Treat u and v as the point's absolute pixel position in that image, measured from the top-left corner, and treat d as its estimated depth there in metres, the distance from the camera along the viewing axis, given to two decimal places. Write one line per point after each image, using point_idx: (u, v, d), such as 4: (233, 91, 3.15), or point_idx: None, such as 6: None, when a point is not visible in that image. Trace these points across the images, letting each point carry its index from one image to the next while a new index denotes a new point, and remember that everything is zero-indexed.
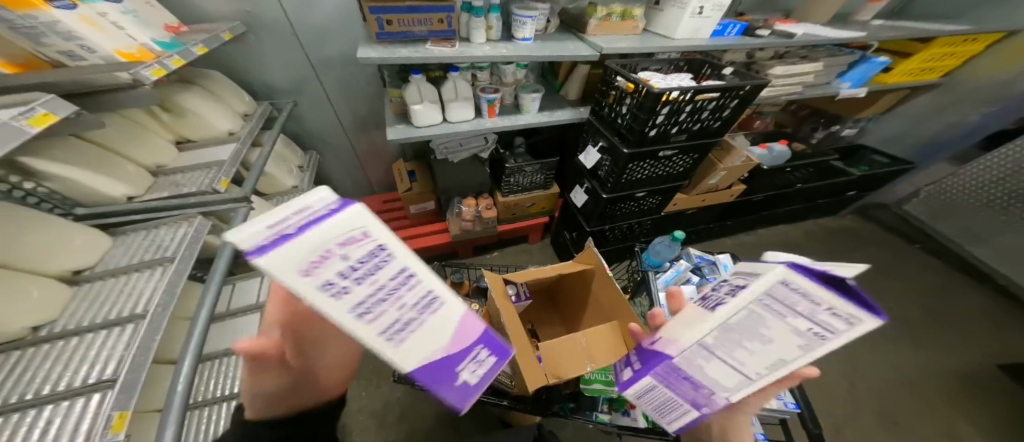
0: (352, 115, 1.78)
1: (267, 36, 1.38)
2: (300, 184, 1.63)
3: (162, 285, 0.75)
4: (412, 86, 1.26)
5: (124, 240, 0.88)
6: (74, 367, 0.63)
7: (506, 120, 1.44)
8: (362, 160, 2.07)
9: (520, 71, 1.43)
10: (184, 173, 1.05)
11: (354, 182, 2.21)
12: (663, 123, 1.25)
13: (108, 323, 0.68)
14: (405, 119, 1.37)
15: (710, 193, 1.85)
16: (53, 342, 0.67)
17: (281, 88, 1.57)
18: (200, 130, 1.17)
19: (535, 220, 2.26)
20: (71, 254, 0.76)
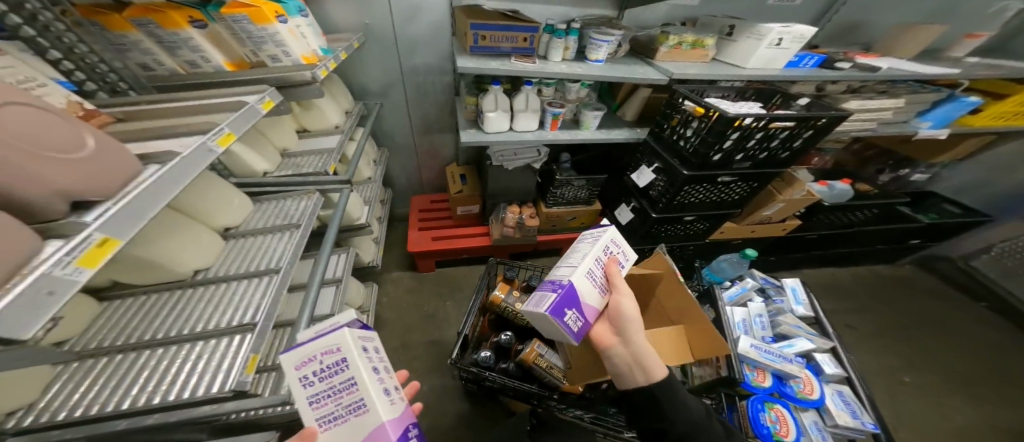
0: (421, 119, 1.96)
1: (374, 45, 1.58)
2: (374, 176, 1.80)
3: (292, 247, 0.88)
4: (488, 97, 1.38)
5: (261, 206, 1.02)
6: (225, 310, 0.76)
7: (567, 134, 1.54)
8: (421, 160, 2.23)
9: (582, 89, 1.54)
10: (303, 157, 1.22)
11: (409, 181, 2.37)
12: (729, 148, 1.29)
13: (248, 274, 0.81)
14: (475, 125, 1.51)
15: (761, 225, 1.83)
16: (208, 285, 0.80)
17: (372, 90, 1.75)
18: (317, 122, 1.36)
19: (573, 234, 2.32)
20: (229, 212, 0.90)
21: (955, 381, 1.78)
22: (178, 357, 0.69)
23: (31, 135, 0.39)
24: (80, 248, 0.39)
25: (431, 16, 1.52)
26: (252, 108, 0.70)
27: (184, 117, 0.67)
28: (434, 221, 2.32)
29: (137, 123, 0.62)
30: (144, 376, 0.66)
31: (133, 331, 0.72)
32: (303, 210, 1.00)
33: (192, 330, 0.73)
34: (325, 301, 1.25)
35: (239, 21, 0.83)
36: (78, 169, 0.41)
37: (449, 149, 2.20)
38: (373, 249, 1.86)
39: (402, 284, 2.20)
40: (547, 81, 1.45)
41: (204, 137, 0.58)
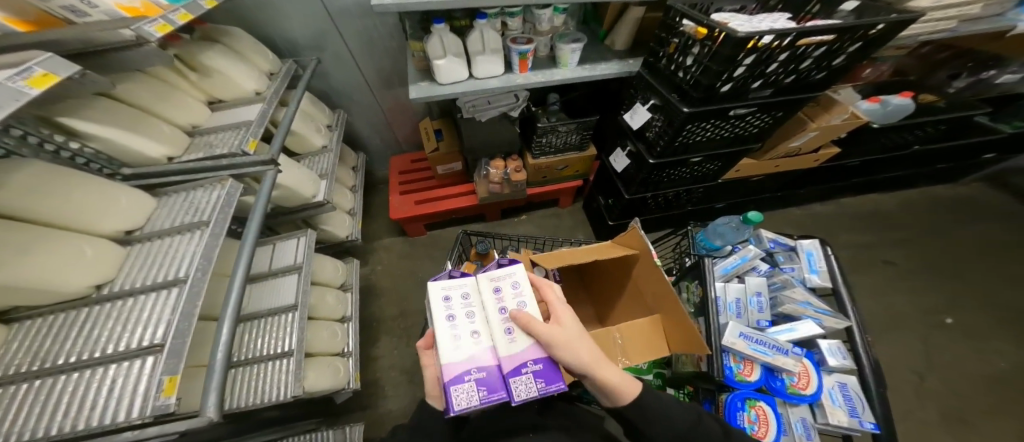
0: (376, 71, 1.69)
1: None
2: (329, 144, 1.62)
3: (200, 250, 0.76)
4: (430, 41, 1.13)
5: (167, 201, 0.89)
6: (129, 330, 0.66)
7: (540, 76, 1.27)
8: (389, 118, 1.98)
9: (557, 16, 1.21)
10: (217, 134, 1.06)
11: (382, 141, 2.16)
12: (742, 76, 1.01)
13: (154, 286, 0.71)
14: (428, 75, 1.26)
15: (787, 158, 1.58)
16: (114, 301, 0.71)
17: (303, 43, 1.50)
18: (229, 89, 1.18)
19: (565, 183, 2.12)
20: (117, 214, 0.78)
21: (1001, 318, 1.70)
22: (92, 383, 0.63)
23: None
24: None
25: None
26: (6, 87, 0.51)
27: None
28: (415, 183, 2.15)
29: None
30: (64, 404, 0.61)
31: (44, 355, 0.64)
32: (214, 196, 0.89)
33: (98, 354, 0.65)
34: (286, 289, 1.16)
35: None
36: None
37: (417, 103, 1.94)
38: (350, 222, 1.73)
39: (395, 249, 2.14)
40: (511, 9, 1.14)
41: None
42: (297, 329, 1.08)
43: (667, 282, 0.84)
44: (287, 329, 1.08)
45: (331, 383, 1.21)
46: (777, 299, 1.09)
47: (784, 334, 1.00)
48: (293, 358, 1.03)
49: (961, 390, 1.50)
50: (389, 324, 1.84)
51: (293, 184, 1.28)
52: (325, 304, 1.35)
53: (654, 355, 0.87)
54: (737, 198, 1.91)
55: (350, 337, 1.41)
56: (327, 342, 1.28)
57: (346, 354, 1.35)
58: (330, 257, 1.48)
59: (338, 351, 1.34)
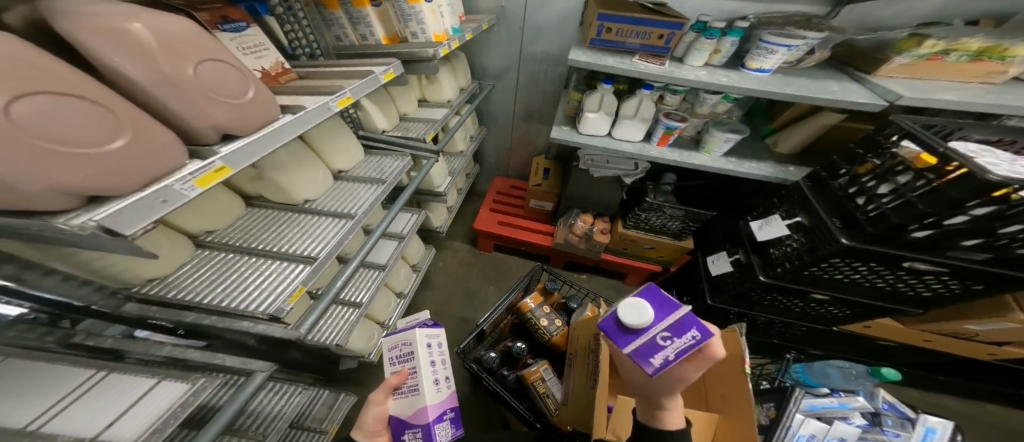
0: (526, 105, 1.94)
1: (502, 32, 1.65)
2: (465, 151, 1.87)
3: (374, 196, 0.99)
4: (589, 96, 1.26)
5: (370, 160, 1.18)
6: (301, 240, 0.85)
7: (676, 154, 1.30)
8: (515, 147, 2.22)
9: (723, 104, 1.24)
10: (412, 122, 1.44)
11: (497, 162, 2.39)
12: (956, 228, 0.86)
13: (335, 214, 0.92)
14: (573, 122, 1.42)
15: (946, 337, 1.28)
16: (306, 215, 0.93)
17: (488, 72, 1.83)
18: (437, 96, 1.54)
19: (645, 264, 2.02)
20: (346, 158, 1.08)
21: None
22: (259, 270, 0.79)
23: (43, 125, 0.36)
24: (203, 171, 0.51)
25: (563, 4, 1.48)
26: (374, 77, 0.89)
27: (335, 80, 0.87)
28: (506, 205, 2.29)
29: (311, 81, 0.83)
30: (231, 279, 0.76)
31: (246, 237, 0.85)
32: (389, 166, 1.18)
33: (276, 249, 0.82)
34: (383, 251, 1.32)
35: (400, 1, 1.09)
36: (99, 168, 0.40)
37: (541, 142, 2.14)
38: (444, 216, 1.89)
39: (460, 254, 2.24)
40: (676, 87, 1.21)
41: (329, 98, 0.75)
42: (374, 288, 1.20)
43: (750, 390, 0.71)
44: (368, 284, 1.21)
45: (361, 347, 1.26)
46: None
47: None
48: (358, 311, 1.12)
49: None
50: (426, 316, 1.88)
51: (434, 173, 1.56)
52: (397, 276, 1.45)
53: None
54: (852, 356, 1.59)
55: (396, 313, 1.46)
56: (380, 309, 1.35)
57: (386, 325, 1.40)
58: (419, 240, 1.62)
59: (382, 321, 1.40)
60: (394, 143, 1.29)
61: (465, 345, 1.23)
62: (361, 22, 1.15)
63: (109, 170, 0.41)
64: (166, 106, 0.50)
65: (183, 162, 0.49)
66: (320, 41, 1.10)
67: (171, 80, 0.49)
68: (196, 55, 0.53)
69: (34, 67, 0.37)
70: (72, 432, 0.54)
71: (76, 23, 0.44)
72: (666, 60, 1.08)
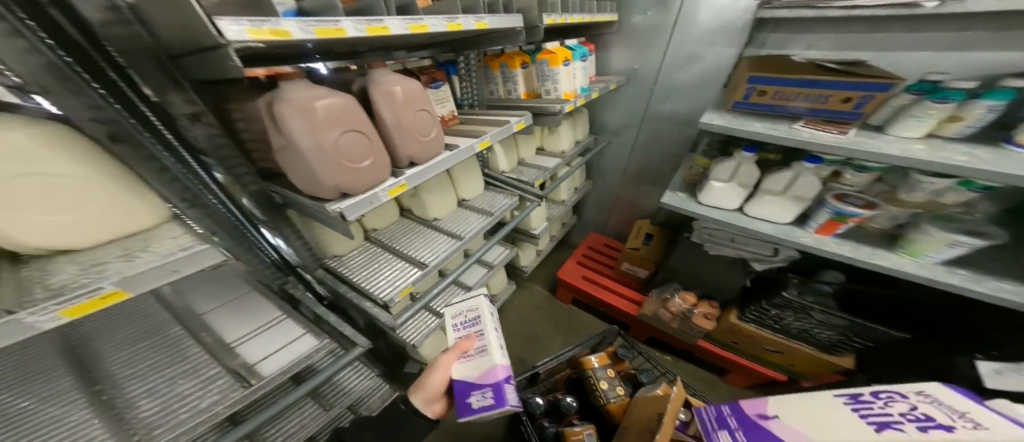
0: (640, 164, 1.90)
1: (630, 90, 1.71)
2: (566, 200, 1.88)
3: (480, 228, 1.16)
4: (716, 165, 1.12)
5: (486, 194, 1.33)
6: (423, 249, 1.07)
7: (850, 250, 1.00)
8: (619, 205, 2.13)
9: (967, 192, 0.86)
10: (525, 167, 1.51)
11: (595, 218, 2.31)
12: None
13: (450, 234, 1.12)
14: (692, 190, 1.27)
15: None
16: (431, 229, 1.15)
17: (607, 129, 1.90)
18: (554, 146, 1.60)
19: (765, 370, 1.53)
20: (471, 189, 1.28)
21: None
22: (391, 263, 1.02)
23: (344, 150, 0.58)
24: (392, 185, 0.66)
25: (705, 65, 1.46)
26: (508, 123, 0.97)
27: (481, 123, 1.02)
28: (595, 261, 2.13)
29: (466, 125, 1.00)
30: (372, 265, 1.00)
31: (391, 237, 1.11)
32: (497, 201, 1.28)
33: (405, 252, 1.05)
34: (473, 275, 1.36)
35: (542, 65, 1.24)
36: (350, 175, 0.60)
37: (651, 204, 1.98)
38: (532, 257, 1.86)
39: (536, 302, 2.12)
40: (863, 164, 0.94)
41: (474, 139, 0.84)
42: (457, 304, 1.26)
43: None
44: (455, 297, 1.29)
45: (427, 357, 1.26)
46: None
47: None
48: (439, 321, 1.15)
49: None
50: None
51: (535, 215, 1.59)
52: None
53: None
54: None
55: None
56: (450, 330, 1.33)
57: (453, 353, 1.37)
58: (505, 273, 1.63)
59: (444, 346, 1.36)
60: (509, 184, 1.37)
61: (516, 382, 1.12)
62: (509, 80, 1.32)
63: (354, 178, 0.61)
64: (391, 141, 0.68)
65: (385, 177, 0.66)
66: (479, 95, 1.32)
67: (400, 125, 0.67)
68: (420, 106, 0.71)
69: (354, 115, 0.59)
70: (249, 356, 0.79)
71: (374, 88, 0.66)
72: (852, 129, 0.92)
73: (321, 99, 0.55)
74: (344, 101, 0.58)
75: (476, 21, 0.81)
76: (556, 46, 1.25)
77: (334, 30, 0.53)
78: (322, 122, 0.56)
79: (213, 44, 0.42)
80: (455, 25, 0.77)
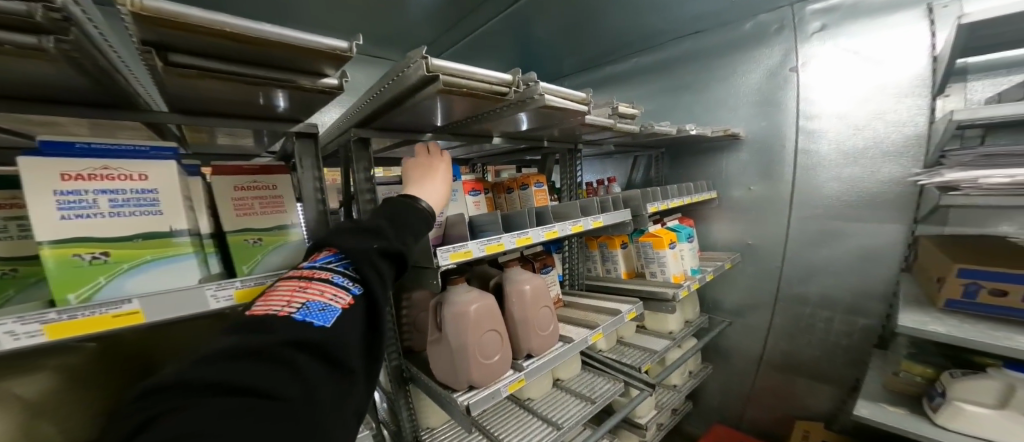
0: (783, 353, 1.58)
1: (751, 263, 1.66)
2: (679, 386, 1.51)
3: (581, 414, 0.95)
4: (961, 382, 0.86)
5: (584, 373, 1.16)
6: (516, 434, 0.91)
7: None
8: (758, 398, 1.66)
9: None
10: (627, 349, 1.31)
11: (722, 410, 1.77)
12: None
13: (546, 420, 0.94)
14: (918, 414, 0.93)
15: None
16: (524, 410, 1.01)
17: (725, 307, 1.75)
18: (659, 322, 1.42)
19: None
20: (569, 367, 1.15)
21: None
22: None
23: (480, 346, 0.74)
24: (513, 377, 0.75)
25: (853, 243, 1.39)
26: (619, 315, 1.00)
27: (592, 312, 1.07)
28: None
29: (584, 314, 1.05)
30: None
31: (481, 415, 1.00)
32: (602, 383, 1.09)
33: (495, 435, 0.91)
34: None
35: (646, 247, 1.29)
36: (478, 368, 0.73)
37: (822, 405, 1.50)
38: None
39: None
40: None
41: (588, 331, 0.93)
42: None
43: None
44: None
45: None
46: None
47: None
48: None
49: None
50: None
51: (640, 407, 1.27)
52: None
53: None
54: None
55: None
56: None
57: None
58: None
59: None
60: (609, 365, 1.18)
61: None
62: (610, 260, 1.36)
63: (478, 367, 0.73)
64: (515, 335, 0.84)
65: (506, 373, 0.77)
66: (573, 272, 1.32)
67: (525, 320, 0.84)
68: (544, 304, 0.88)
69: (494, 315, 0.78)
70: None
71: (510, 287, 0.87)
72: None
73: (474, 301, 0.76)
74: (489, 301, 0.78)
75: (594, 220, 0.99)
76: (657, 229, 1.32)
77: (496, 245, 0.73)
78: (468, 319, 0.74)
79: (429, 263, 0.65)
80: (577, 226, 0.94)
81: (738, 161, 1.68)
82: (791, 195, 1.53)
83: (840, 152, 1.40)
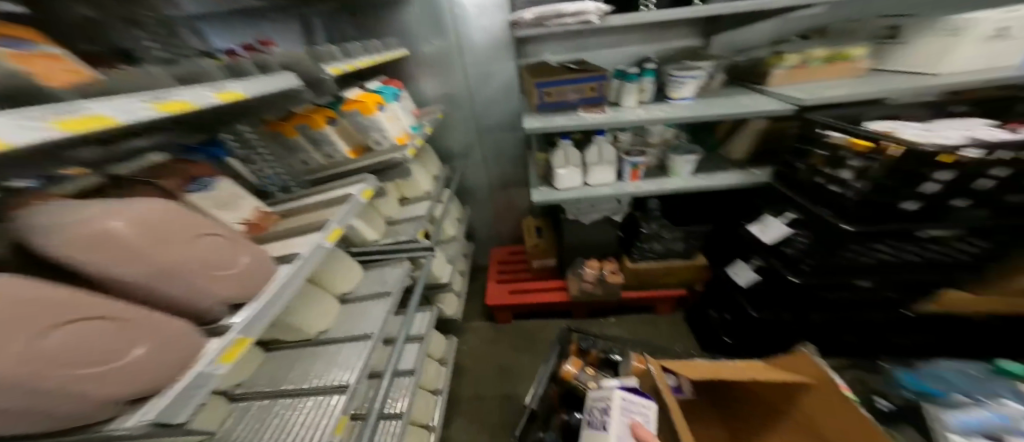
0: (498, 173, 2.27)
1: (455, 112, 2.06)
2: (456, 234, 1.99)
3: (380, 314, 1.07)
4: (560, 151, 1.33)
5: (370, 271, 1.31)
6: (331, 372, 0.91)
7: (653, 184, 1.38)
8: (499, 213, 2.39)
9: (667, 130, 1.44)
10: (399, 222, 1.55)
11: (489, 233, 2.47)
12: (924, 193, 1.08)
13: (353, 338, 1.01)
14: (546, 180, 1.43)
15: (1016, 300, 1.24)
16: (326, 345, 1.00)
17: (454, 152, 2.18)
18: (411, 185, 1.68)
19: (670, 291, 1.91)
20: (345, 278, 1.19)
21: None
22: (298, 408, 0.83)
23: (138, 366, 0.35)
24: (224, 345, 0.43)
25: (499, 76, 1.97)
26: (351, 196, 0.91)
27: (319, 207, 0.89)
28: (511, 273, 2.25)
29: (302, 218, 0.83)
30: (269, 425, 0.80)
31: (277, 381, 0.92)
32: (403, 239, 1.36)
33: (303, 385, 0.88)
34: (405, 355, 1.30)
35: (354, 115, 1.21)
36: (113, 384, 0.33)
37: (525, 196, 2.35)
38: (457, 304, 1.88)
39: (482, 334, 2.08)
40: (625, 127, 1.40)
41: (320, 233, 0.73)
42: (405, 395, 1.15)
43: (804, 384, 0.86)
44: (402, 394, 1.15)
45: None
46: None
47: None
48: (398, 424, 1.05)
49: None
50: (463, 405, 1.70)
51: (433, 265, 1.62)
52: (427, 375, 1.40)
53: None
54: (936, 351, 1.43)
55: (436, 411, 1.36)
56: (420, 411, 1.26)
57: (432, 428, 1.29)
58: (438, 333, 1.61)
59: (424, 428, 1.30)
60: (388, 251, 1.36)
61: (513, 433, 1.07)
62: (321, 141, 1.15)
63: (112, 384, 0.33)
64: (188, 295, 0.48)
65: (203, 345, 0.42)
66: (285, 168, 1.15)
67: (230, 243, 0.51)
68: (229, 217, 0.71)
69: (107, 266, 0.37)
70: None
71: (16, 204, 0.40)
72: (605, 106, 1.29)
73: (51, 250, 0.34)
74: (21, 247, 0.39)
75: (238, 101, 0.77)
76: (359, 95, 1.24)
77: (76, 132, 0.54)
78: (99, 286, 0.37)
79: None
80: (227, 93, 0.58)
81: (413, 14, 1.85)
82: (460, 48, 1.91)
83: (473, 6, 1.81)
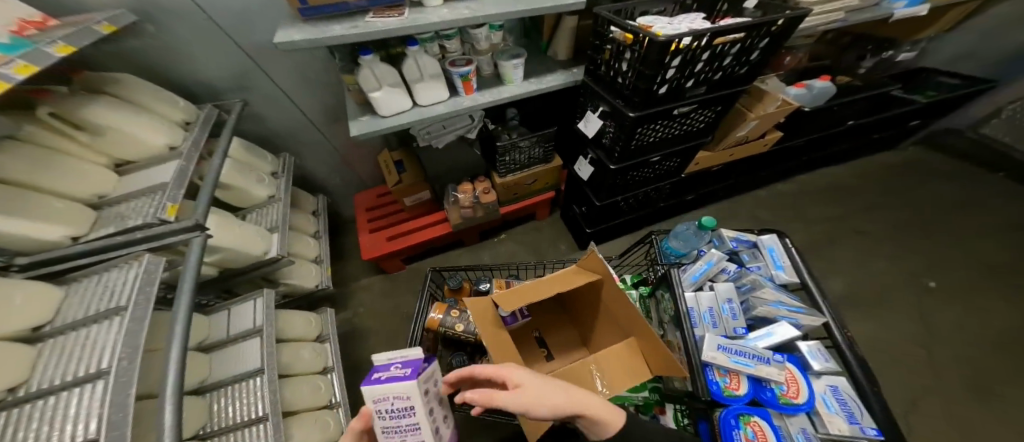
0: (317, 107, 1.62)
1: (178, 25, 1.19)
2: (276, 193, 1.46)
3: (122, 336, 0.65)
4: (367, 69, 1.07)
5: (78, 287, 0.76)
6: (59, 427, 0.57)
7: (488, 95, 1.29)
8: (346, 158, 1.93)
9: (494, 34, 1.27)
10: (129, 202, 0.89)
11: (342, 181, 2.07)
12: (674, 77, 1.17)
13: (84, 378, 0.61)
14: (368, 108, 1.21)
15: (738, 147, 1.72)
16: (42, 402, 0.60)
17: (223, 87, 1.40)
18: (132, 147, 0.95)
19: (541, 196, 2.08)
20: (20, 313, 0.66)
21: (984, 274, 1.86)
22: None
23: None
24: None
25: None
26: None
27: None
28: (383, 216, 2.04)
29: None
30: None
31: None
32: (144, 210, 0.85)
33: None
34: (247, 355, 1.04)
35: None
36: None
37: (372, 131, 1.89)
38: (317, 270, 1.64)
39: (374, 288, 1.98)
40: (447, 33, 1.17)
41: None
42: (269, 391, 0.98)
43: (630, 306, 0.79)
44: (257, 394, 0.97)
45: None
46: (746, 304, 0.95)
47: (762, 340, 0.85)
48: (268, 423, 0.92)
49: (969, 355, 1.59)
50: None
51: (234, 243, 1.13)
52: (302, 361, 1.22)
53: (589, 403, 0.74)
54: (705, 187, 2.04)
55: (334, 386, 1.28)
56: (302, 397, 1.13)
57: (334, 405, 1.23)
58: (300, 312, 1.34)
59: (325, 404, 1.22)
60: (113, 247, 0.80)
61: None
62: None
63: None
64: None
65: None
66: None
67: None
68: None
69: None
70: None
71: None
72: (405, 9, 1.04)
73: None
74: None
75: None
76: None
77: None
78: None
79: None
80: None
81: None
82: None
83: None
